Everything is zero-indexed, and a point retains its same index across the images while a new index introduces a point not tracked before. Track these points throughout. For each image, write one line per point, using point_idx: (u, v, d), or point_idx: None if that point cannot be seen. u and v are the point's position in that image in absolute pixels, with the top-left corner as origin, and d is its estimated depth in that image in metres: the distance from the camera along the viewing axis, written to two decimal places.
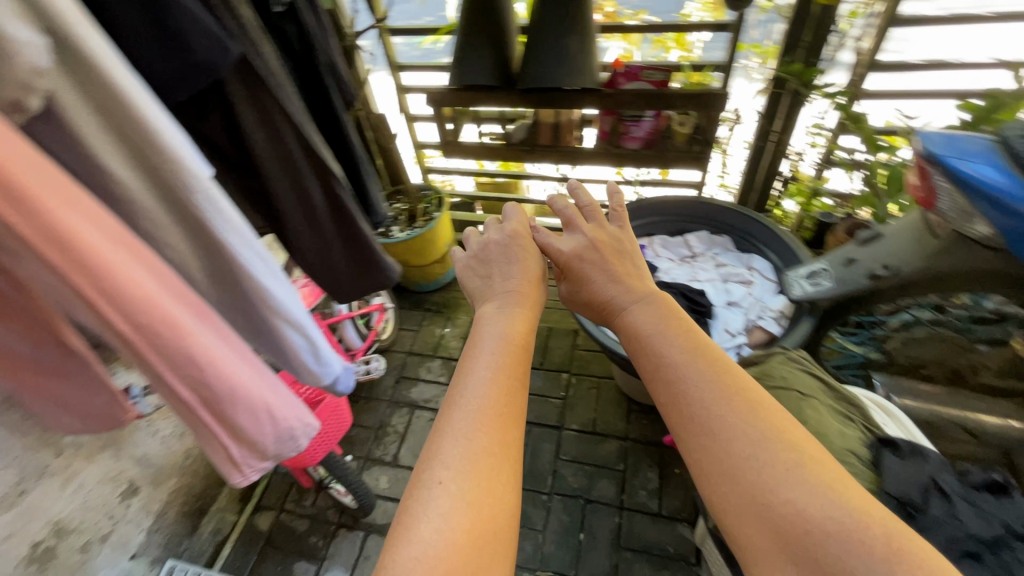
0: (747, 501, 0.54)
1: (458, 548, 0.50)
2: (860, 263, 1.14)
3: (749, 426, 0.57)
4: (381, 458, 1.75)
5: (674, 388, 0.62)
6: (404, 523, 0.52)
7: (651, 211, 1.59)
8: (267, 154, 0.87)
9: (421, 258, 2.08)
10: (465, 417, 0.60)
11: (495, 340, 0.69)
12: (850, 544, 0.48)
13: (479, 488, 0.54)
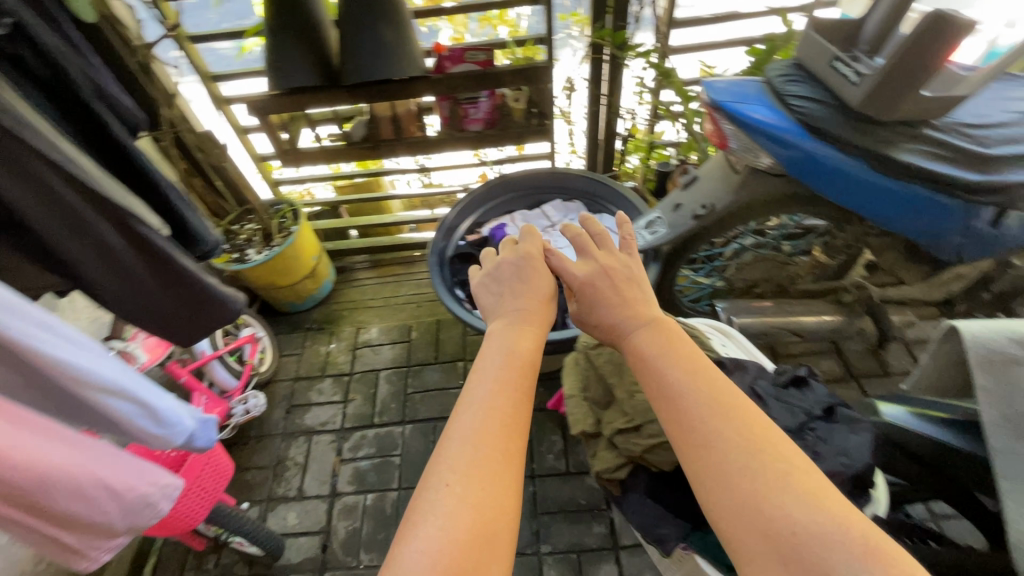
0: (742, 512, 0.54)
1: (457, 545, 0.51)
2: (685, 206, 1.25)
3: (749, 447, 0.57)
4: (284, 495, 1.64)
5: (678, 408, 0.62)
6: (408, 526, 0.54)
7: (505, 189, 1.65)
8: (28, 204, 0.75)
9: (288, 276, 1.96)
10: (470, 424, 0.61)
11: (499, 358, 0.70)
12: (837, 547, 0.48)
13: (482, 490, 0.55)
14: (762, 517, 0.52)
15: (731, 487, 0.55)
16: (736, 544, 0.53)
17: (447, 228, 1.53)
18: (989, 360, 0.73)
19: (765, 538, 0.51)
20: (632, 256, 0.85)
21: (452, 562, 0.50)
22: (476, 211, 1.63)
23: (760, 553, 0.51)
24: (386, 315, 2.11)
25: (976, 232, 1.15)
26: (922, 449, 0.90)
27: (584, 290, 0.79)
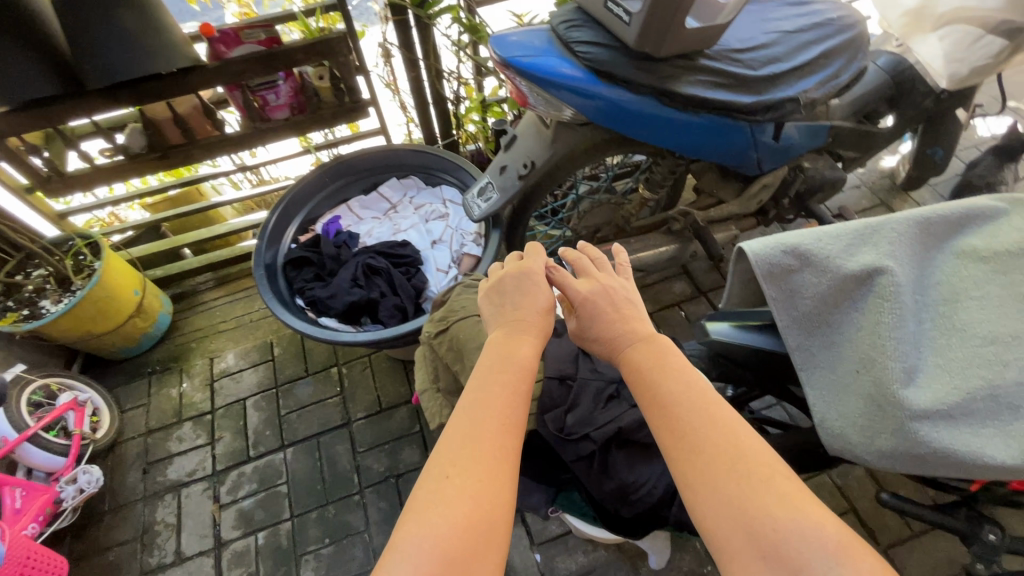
0: (728, 515, 0.56)
1: (455, 535, 0.55)
2: (510, 167, 1.23)
3: (736, 452, 0.60)
4: (159, 563, 1.47)
5: (676, 421, 0.64)
6: (412, 518, 0.57)
7: (332, 178, 1.50)
8: None
9: (106, 321, 1.68)
10: (471, 425, 0.64)
11: (494, 367, 0.72)
12: (814, 543, 0.52)
13: (480, 484, 0.59)
14: (754, 527, 0.54)
15: (724, 497, 0.57)
16: (723, 548, 0.56)
17: (270, 235, 1.38)
18: (771, 273, 0.81)
19: (755, 541, 0.54)
20: (630, 279, 0.86)
21: (447, 555, 0.54)
22: (303, 209, 1.48)
23: (748, 558, 0.53)
24: (241, 336, 1.90)
25: (765, 146, 1.26)
26: (744, 357, 0.99)
27: (585, 301, 0.79)
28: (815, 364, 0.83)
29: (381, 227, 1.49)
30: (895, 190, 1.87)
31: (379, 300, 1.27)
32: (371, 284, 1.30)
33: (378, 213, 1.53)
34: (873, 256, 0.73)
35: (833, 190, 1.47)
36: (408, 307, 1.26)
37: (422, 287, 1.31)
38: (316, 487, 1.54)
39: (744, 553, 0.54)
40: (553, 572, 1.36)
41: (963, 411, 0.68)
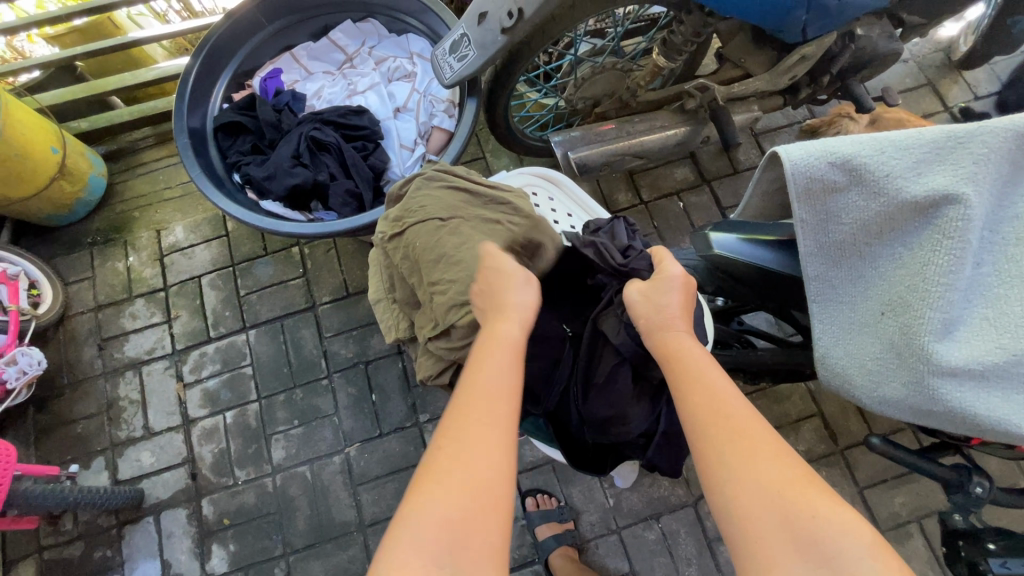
0: (769, 496, 0.54)
1: (457, 506, 0.54)
2: (492, 15, 0.95)
3: (776, 444, 0.58)
4: (129, 437, 1.47)
5: (717, 408, 0.63)
6: (421, 488, 0.56)
7: (269, 17, 1.19)
8: None
9: (23, 183, 1.46)
10: (472, 397, 0.64)
11: (484, 340, 0.71)
12: (850, 535, 0.50)
13: (480, 455, 0.58)
14: (793, 515, 0.52)
15: (759, 484, 0.55)
16: (747, 540, 0.53)
17: (194, 90, 1.12)
18: (808, 190, 0.64)
19: (787, 527, 0.52)
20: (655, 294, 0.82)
21: (446, 526, 0.53)
22: (234, 58, 1.18)
23: (779, 547, 0.51)
24: (190, 206, 1.69)
25: (820, 6, 1.00)
26: (746, 277, 0.87)
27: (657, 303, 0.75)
28: (831, 297, 0.71)
29: (332, 86, 1.22)
30: (947, 68, 1.59)
31: (328, 183, 1.07)
32: (317, 162, 1.09)
33: (332, 66, 1.25)
34: (947, 178, 0.57)
35: (883, 66, 1.22)
36: (365, 194, 1.09)
37: (382, 167, 1.12)
38: (281, 371, 1.50)
39: (773, 542, 0.52)
40: (520, 459, 1.39)
41: (1000, 372, 0.57)
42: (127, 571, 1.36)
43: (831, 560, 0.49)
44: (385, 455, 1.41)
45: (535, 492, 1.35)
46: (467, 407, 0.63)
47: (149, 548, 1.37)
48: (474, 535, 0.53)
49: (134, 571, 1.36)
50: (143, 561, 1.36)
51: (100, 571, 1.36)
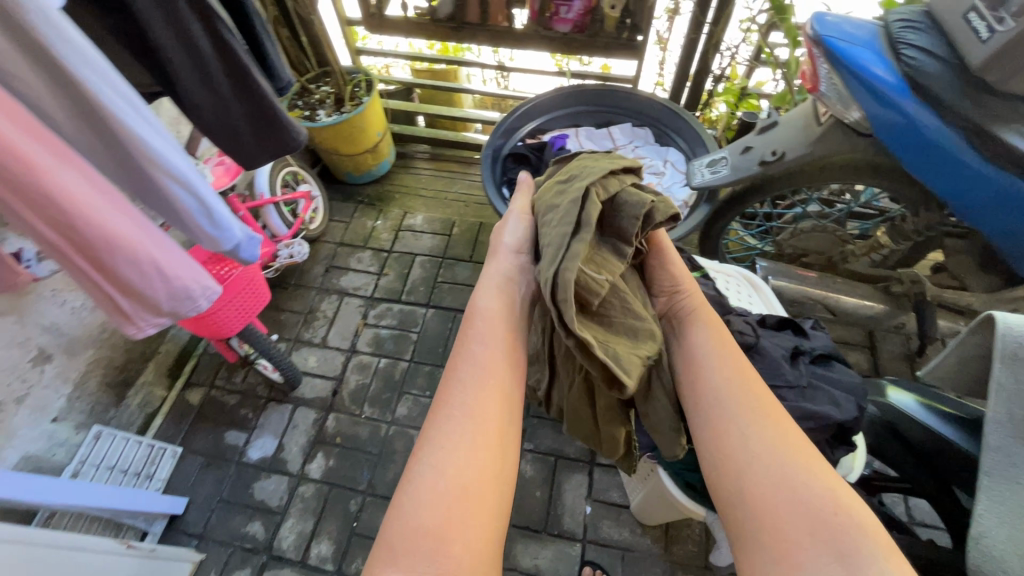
0: (779, 490, 0.64)
1: (455, 478, 0.71)
2: (755, 150, 1.20)
3: (790, 450, 0.68)
4: (309, 339, 1.80)
5: (741, 392, 0.74)
6: (419, 457, 0.74)
7: (576, 101, 1.59)
8: (200, 95, 0.97)
9: (352, 144, 2.03)
10: (464, 379, 0.82)
11: (469, 325, 0.91)
12: (860, 536, 0.58)
13: (473, 432, 0.76)
14: (814, 512, 0.61)
15: (784, 475, 0.65)
16: (769, 524, 0.63)
17: (506, 128, 1.55)
18: (1014, 357, 0.62)
19: (808, 518, 0.61)
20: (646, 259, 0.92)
21: (446, 497, 0.69)
22: (539, 118, 1.60)
23: (792, 527, 0.61)
24: (434, 207, 2.15)
25: None
26: (916, 433, 0.90)
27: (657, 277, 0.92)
28: (1010, 475, 0.60)
29: None
30: None
31: None
32: None
33: (602, 148, 1.60)
34: None
35: None
36: None
37: None
38: (436, 351, 1.75)
39: (788, 520, 0.62)
40: (595, 529, 1.40)
41: None
42: (253, 435, 1.62)
43: (845, 555, 0.57)
44: None
45: (595, 566, 1.34)
46: (459, 390, 0.81)
47: (276, 428, 1.62)
48: (470, 492, 0.71)
49: (257, 438, 1.61)
50: (267, 434, 1.61)
51: (237, 425, 1.64)
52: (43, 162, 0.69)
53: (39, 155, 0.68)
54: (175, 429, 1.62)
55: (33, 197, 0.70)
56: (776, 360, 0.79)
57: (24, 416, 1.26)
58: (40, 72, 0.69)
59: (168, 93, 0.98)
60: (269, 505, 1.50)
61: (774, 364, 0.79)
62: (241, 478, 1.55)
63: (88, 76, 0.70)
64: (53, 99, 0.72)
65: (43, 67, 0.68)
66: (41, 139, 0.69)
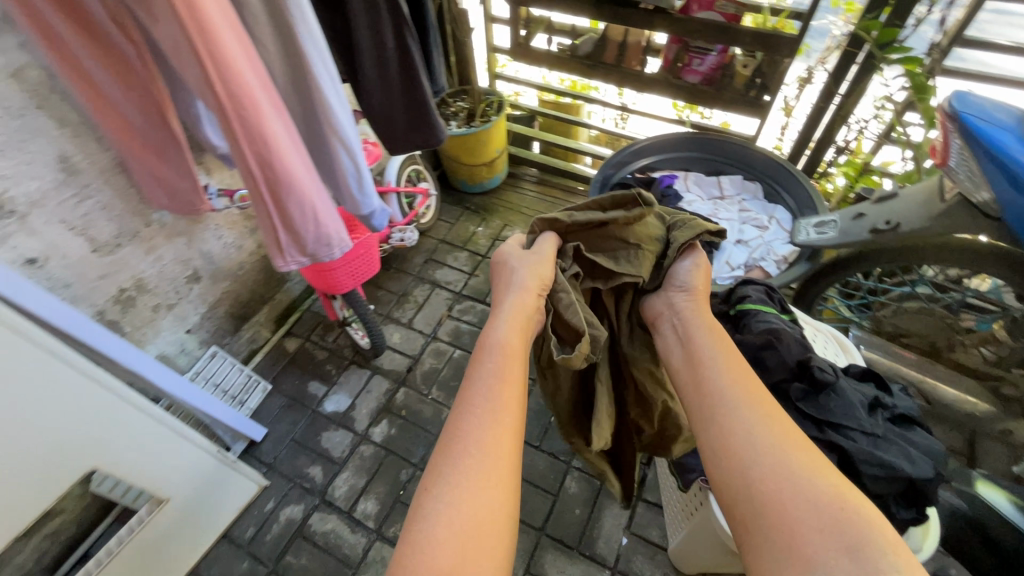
0: (781, 483, 0.66)
1: (463, 518, 0.72)
2: (867, 218, 1.21)
3: (792, 446, 0.70)
4: (397, 318, 1.97)
5: (744, 396, 0.78)
6: (428, 496, 0.75)
7: (691, 146, 1.66)
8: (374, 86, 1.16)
9: (472, 156, 2.22)
10: (475, 414, 0.83)
11: (480, 353, 0.92)
12: (864, 528, 0.60)
13: (482, 471, 0.77)
14: (817, 507, 0.63)
15: (787, 470, 0.67)
16: (771, 521, 0.64)
17: (618, 159, 1.64)
18: None
19: (812, 512, 0.62)
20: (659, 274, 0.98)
21: (455, 536, 0.70)
22: (651, 156, 1.68)
23: (796, 522, 0.62)
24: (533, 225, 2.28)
25: None
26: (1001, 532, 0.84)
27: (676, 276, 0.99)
28: None
29: (701, 205, 1.61)
30: None
31: None
32: None
33: (707, 194, 1.65)
34: None
35: None
36: None
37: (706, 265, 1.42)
38: None
39: (800, 524, 0.62)
40: (627, 562, 1.38)
41: None
42: (332, 389, 1.79)
43: (850, 545, 0.58)
44: (527, 465, 1.56)
45: None
46: (469, 428, 0.81)
47: (352, 388, 1.78)
48: (479, 533, 0.71)
49: (335, 392, 1.78)
50: (344, 391, 1.77)
51: (320, 378, 1.82)
52: (266, 111, 0.89)
53: (265, 105, 0.89)
54: (270, 368, 1.84)
55: (251, 137, 0.90)
56: (854, 402, 0.75)
57: (169, 321, 1.51)
58: (280, 46, 0.91)
59: (350, 80, 1.19)
60: (332, 454, 1.64)
61: (851, 406, 0.75)
62: (313, 424, 1.71)
63: (312, 54, 0.91)
64: (281, 68, 0.94)
65: (284, 43, 0.90)
66: (269, 94, 0.89)
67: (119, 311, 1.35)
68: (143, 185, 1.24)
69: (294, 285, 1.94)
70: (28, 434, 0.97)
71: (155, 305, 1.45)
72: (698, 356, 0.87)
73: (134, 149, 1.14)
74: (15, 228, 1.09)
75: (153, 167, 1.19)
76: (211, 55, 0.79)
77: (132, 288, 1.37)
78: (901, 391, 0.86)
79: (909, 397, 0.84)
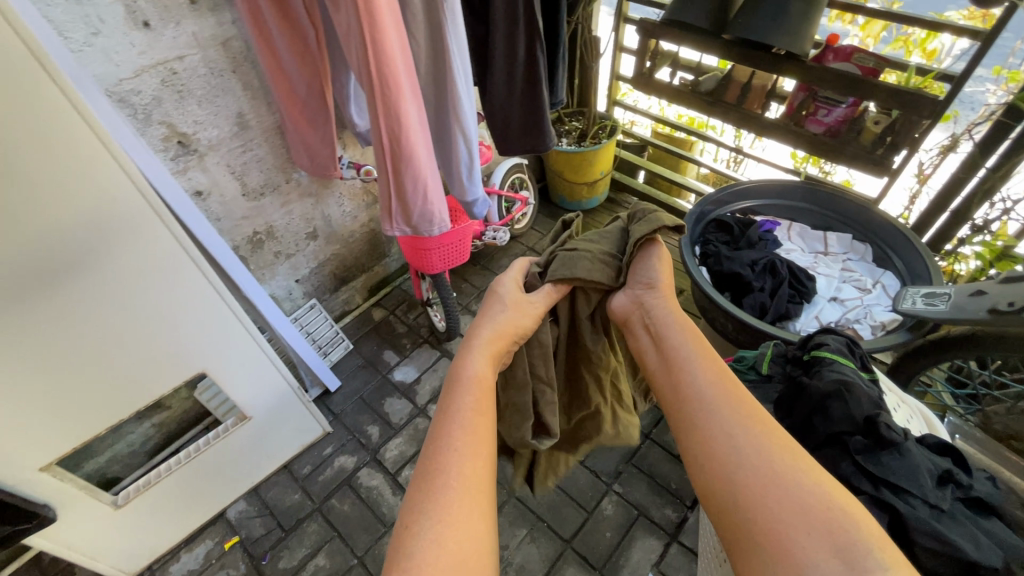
0: (769, 487, 0.61)
1: (454, 554, 0.58)
2: (988, 296, 1.10)
3: (776, 447, 0.65)
4: (474, 311, 2.08)
5: (725, 397, 0.71)
6: (403, 543, 0.59)
7: (801, 196, 1.60)
8: (499, 90, 1.28)
9: (576, 174, 2.30)
10: (457, 438, 0.69)
11: (453, 383, 0.77)
12: (854, 534, 0.56)
13: (467, 500, 0.63)
14: (806, 512, 0.58)
15: (773, 471, 0.63)
16: (756, 523, 0.60)
17: (720, 197, 1.61)
18: None
19: (803, 517, 0.58)
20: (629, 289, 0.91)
21: None
22: (756, 199, 1.64)
23: (784, 527, 0.58)
24: None
25: None
26: None
27: (638, 270, 0.93)
28: None
29: (800, 256, 1.55)
30: None
31: (753, 290, 1.39)
32: (761, 276, 1.42)
33: (809, 248, 1.58)
34: None
35: None
36: (768, 313, 1.34)
37: (792, 316, 1.36)
38: None
39: (789, 528, 0.58)
40: None
41: None
42: (403, 361, 1.93)
43: (844, 551, 0.54)
44: (567, 475, 1.57)
45: None
46: (450, 454, 0.67)
47: (421, 365, 1.91)
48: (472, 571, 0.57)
49: (405, 364, 1.92)
50: (413, 366, 1.91)
51: (394, 349, 1.97)
52: (406, 94, 1.03)
53: (407, 89, 1.02)
54: (355, 330, 2.02)
55: (390, 114, 1.04)
56: (919, 469, 0.71)
57: (284, 268, 1.73)
58: (429, 42, 1.05)
59: (480, 83, 1.32)
60: (391, 419, 1.77)
61: (917, 473, 0.71)
62: (381, 388, 1.86)
63: (455, 51, 1.04)
64: (426, 61, 1.08)
65: (433, 39, 1.04)
66: (411, 80, 1.03)
67: (249, 250, 1.59)
68: (293, 147, 1.45)
69: (391, 261, 2.13)
70: (105, 305, 1.06)
71: (277, 252, 1.67)
72: (674, 358, 0.80)
73: (294, 115, 1.35)
74: (194, 164, 1.34)
75: (304, 133, 1.39)
76: (372, 39, 0.93)
77: (263, 233, 1.60)
78: (988, 479, 0.80)
79: (994, 487, 0.78)
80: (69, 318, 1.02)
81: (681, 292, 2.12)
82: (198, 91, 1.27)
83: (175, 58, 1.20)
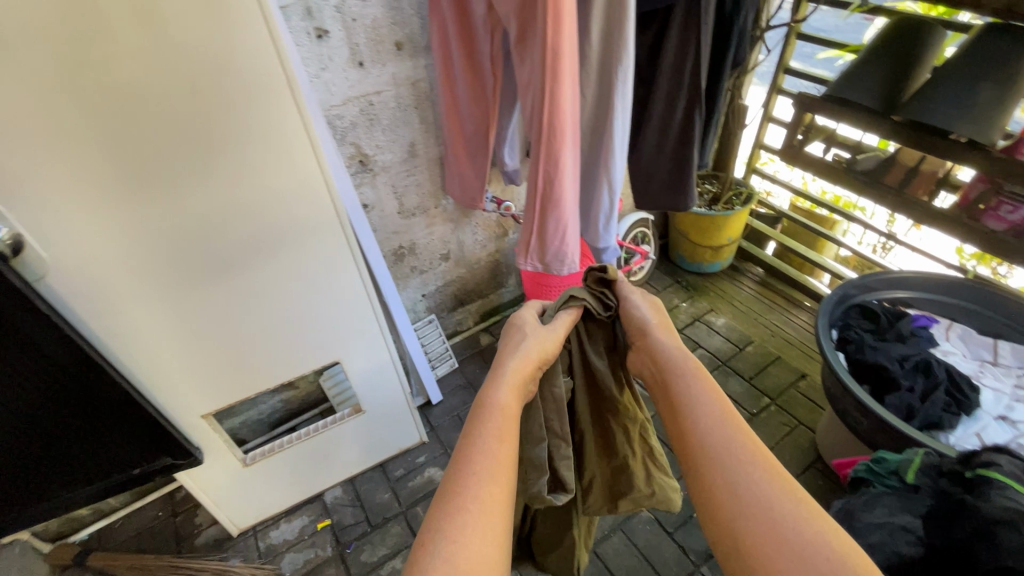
0: (788, 548, 0.58)
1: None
2: None
3: (791, 503, 0.62)
4: None
5: (737, 444, 0.68)
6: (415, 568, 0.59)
7: (969, 296, 1.44)
8: (650, 149, 1.34)
9: (702, 236, 2.27)
10: (477, 465, 0.68)
11: (477, 408, 0.76)
12: None
13: (481, 527, 0.62)
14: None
15: (787, 531, 0.59)
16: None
17: (866, 282, 1.49)
18: None
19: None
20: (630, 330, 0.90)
21: None
22: (909, 291, 1.51)
23: None
24: (740, 319, 2.21)
25: None
26: None
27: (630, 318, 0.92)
28: None
29: (962, 361, 1.38)
30: None
31: (901, 388, 1.26)
32: (912, 374, 1.29)
33: (973, 355, 1.40)
34: None
35: None
36: (916, 416, 1.21)
37: (946, 426, 1.20)
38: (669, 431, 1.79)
39: None
40: None
41: None
42: None
43: None
44: (653, 543, 1.50)
45: None
46: (468, 481, 0.66)
47: None
48: None
49: None
50: None
51: None
52: (569, 143, 1.11)
53: (571, 139, 1.11)
54: (463, 351, 2.13)
55: (550, 160, 1.13)
56: None
57: (415, 283, 1.90)
58: (597, 101, 1.14)
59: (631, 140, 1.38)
60: None
61: None
62: None
63: (620, 110, 1.12)
64: (589, 117, 1.17)
65: (602, 99, 1.13)
66: (576, 132, 1.12)
67: (392, 261, 1.77)
68: (449, 178, 1.62)
69: (506, 292, 2.23)
70: (276, 288, 1.24)
71: (413, 267, 1.84)
72: (679, 397, 0.77)
73: (458, 151, 1.51)
74: (367, 181, 1.55)
75: (462, 167, 1.55)
76: (551, 93, 1.04)
77: (406, 248, 1.77)
78: None
79: None
80: (234, 296, 1.19)
81: (802, 376, 1.96)
82: (385, 121, 1.48)
83: (374, 92, 1.42)
